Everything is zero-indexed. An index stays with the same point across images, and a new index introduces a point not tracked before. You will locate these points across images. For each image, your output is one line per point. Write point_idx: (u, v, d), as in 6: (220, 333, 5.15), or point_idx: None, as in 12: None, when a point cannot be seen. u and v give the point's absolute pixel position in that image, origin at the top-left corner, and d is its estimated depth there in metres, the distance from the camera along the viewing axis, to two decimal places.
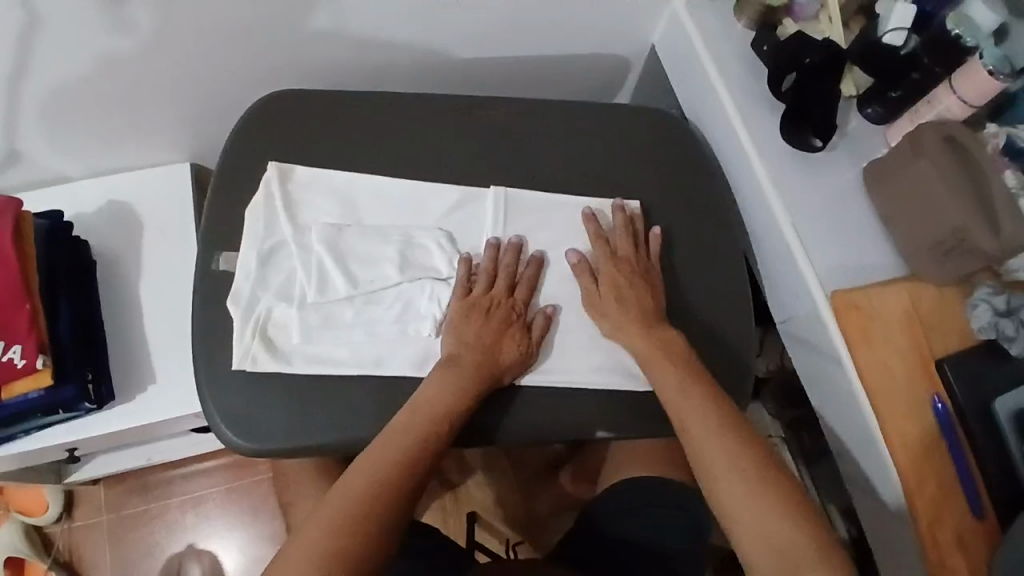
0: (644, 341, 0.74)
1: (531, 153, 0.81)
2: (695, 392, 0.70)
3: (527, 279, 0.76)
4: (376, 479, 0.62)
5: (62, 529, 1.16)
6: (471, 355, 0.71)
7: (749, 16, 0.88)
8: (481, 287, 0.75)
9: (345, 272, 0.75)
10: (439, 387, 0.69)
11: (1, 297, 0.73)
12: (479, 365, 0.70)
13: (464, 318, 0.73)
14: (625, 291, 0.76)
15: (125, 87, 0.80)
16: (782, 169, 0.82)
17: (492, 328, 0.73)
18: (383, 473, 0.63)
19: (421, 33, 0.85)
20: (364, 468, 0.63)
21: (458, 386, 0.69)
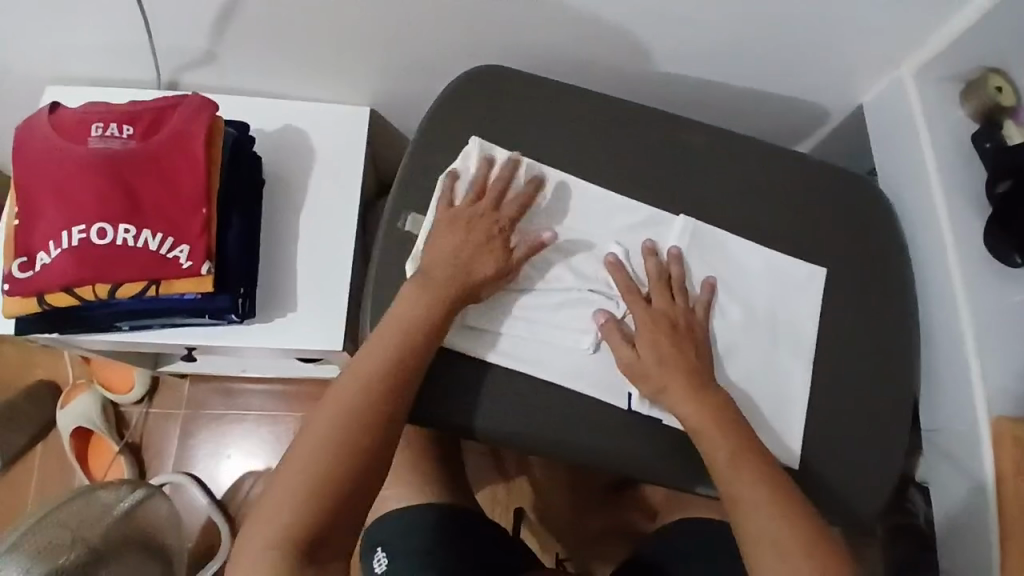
0: (671, 352, 0.71)
1: (726, 189, 0.79)
2: (708, 416, 0.68)
3: (522, 197, 0.74)
4: (374, 379, 0.65)
5: (138, 411, 1.19)
6: (443, 272, 0.69)
7: (977, 104, 0.82)
8: (464, 203, 0.73)
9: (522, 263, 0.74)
10: (409, 307, 0.67)
11: (183, 196, 0.75)
12: (451, 270, 0.69)
13: (446, 229, 0.71)
14: (661, 327, 0.72)
15: (340, 17, 0.80)
16: (973, 276, 0.78)
17: (471, 243, 0.70)
18: (365, 387, 0.64)
19: (644, 35, 0.82)
20: (352, 378, 0.65)
21: (424, 301, 0.68)
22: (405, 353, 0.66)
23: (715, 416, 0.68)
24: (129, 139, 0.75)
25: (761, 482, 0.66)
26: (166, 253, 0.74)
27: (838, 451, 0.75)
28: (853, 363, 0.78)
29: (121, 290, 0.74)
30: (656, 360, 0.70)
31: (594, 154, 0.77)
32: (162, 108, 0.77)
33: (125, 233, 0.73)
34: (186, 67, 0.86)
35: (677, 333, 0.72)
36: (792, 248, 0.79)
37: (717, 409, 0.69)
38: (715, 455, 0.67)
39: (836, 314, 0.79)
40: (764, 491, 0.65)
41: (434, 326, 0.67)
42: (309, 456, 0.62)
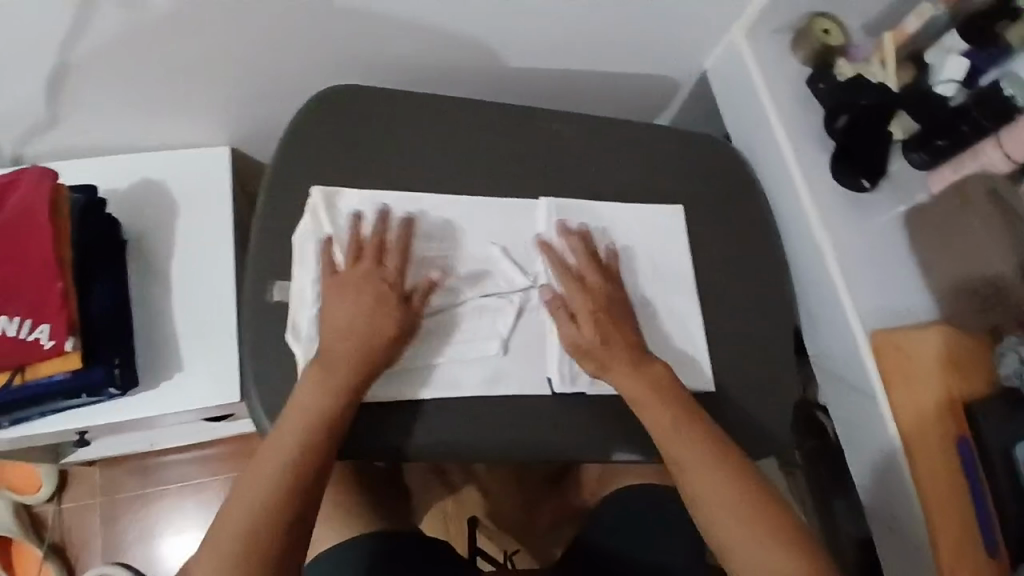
0: (612, 330, 0.73)
1: (584, 168, 0.82)
2: (647, 387, 0.71)
3: (394, 244, 0.72)
4: (292, 452, 0.62)
5: (52, 510, 1.12)
6: (342, 347, 0.66)
7: (805, 52, 0.88)
8: (345, 266, 0.70)
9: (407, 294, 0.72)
10: (307, 396, 0.64)
11: (33, 274, 0.71)
12: (361, 347, 0.66)
13: (335, 300, 0.68)
14: (598, 318, 0.73)
15: (177, 65, 0.78)
16: (830, 209, 0.83)
17: (365, 308, 0.68)
18: (284, 461, 0.62)
19: (482, 36, 0.85)
20: (269, 454, 0.62)
21: (328, 385, 0.64)
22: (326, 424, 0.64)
23: (653, 387, 0.71)
24: None
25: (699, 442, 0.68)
26: (26, 335, 0.70)
27: (737, 396, 0.79)
28: (735, 313, 0.82)
29: None
30: (627, 382, 0.71)
31: (452, 157, 0.78)
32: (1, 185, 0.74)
33: None
34: (25, 140, 0.83)
35: (617, 319, 0.74)
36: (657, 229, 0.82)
37: (656, 380, 0.71)
38: (654, 422, 0.69)
39: (709, 271, 0.83)
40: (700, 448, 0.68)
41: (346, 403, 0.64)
42: (244, 496, 0.61)
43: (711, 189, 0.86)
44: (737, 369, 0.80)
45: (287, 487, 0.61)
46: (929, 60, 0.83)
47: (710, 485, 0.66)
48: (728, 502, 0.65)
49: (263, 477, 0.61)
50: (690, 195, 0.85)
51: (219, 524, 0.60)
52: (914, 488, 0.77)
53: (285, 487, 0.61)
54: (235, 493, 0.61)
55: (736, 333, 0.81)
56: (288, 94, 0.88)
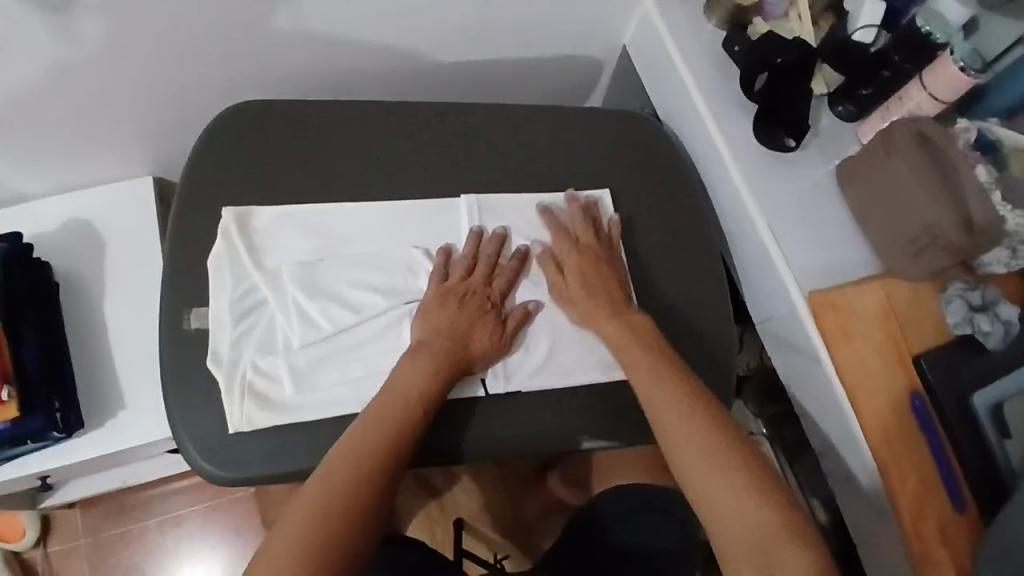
0: (597, 282, 0.76)
1: (504, 160, 0.81)
2: (650, 373, 0.69)
3: (508, 271, 0.76)
4: (346, 483, 0.60)
5: (40, 554, 1.13)
6: (440, 342, 0.70)
7: (719, 16, 0.87)
8: (459, 274, 0.75)
9: (324, 308, 0.72)
10: (405, 373, 0.68)
11: None
12: (439, 380, 0.68)
13: (438, 305, 0.72)
14: (586, 262, 0.77)
15: (82, 102, 0.78)
16: (757, 172, 0.82)
17: (466, 316, 0.72)
18: (338, 494, 0.60)
19: (386, 37, 0.84)
20: (315, 488, 0.60)
21: (388, 418, 0.65)
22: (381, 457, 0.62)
23: (654, 372, 0.69)
24: None
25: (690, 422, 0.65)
26: None
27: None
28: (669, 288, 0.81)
29: None
30: (639, 371, 0.70)
31: (364, 163, 0.78)
32: None
33: None
34: None
35: (600, 267, 0.77)
36: (578, 214, 0.81)
37: (656, 365, 0.70)
38: (657, 408, 0.67)
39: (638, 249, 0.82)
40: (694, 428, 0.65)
41: (408, 437, 0.65)
42: (286, 547, 0.57)
43: (635, 166, 0.85)
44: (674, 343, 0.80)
45: (333, 542, 0.58)
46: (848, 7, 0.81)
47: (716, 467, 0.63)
48: (724, 486, 0.62)
49: (308, 508, 0.59)
50: (613, 174, 0.84)
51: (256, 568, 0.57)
52: (869, 449, 0.74)
53: (331, 538, 0.58)
54: (274, 545, 0.57)
55: (674, 309, 0.81)
56: (204, 119, 0.88)
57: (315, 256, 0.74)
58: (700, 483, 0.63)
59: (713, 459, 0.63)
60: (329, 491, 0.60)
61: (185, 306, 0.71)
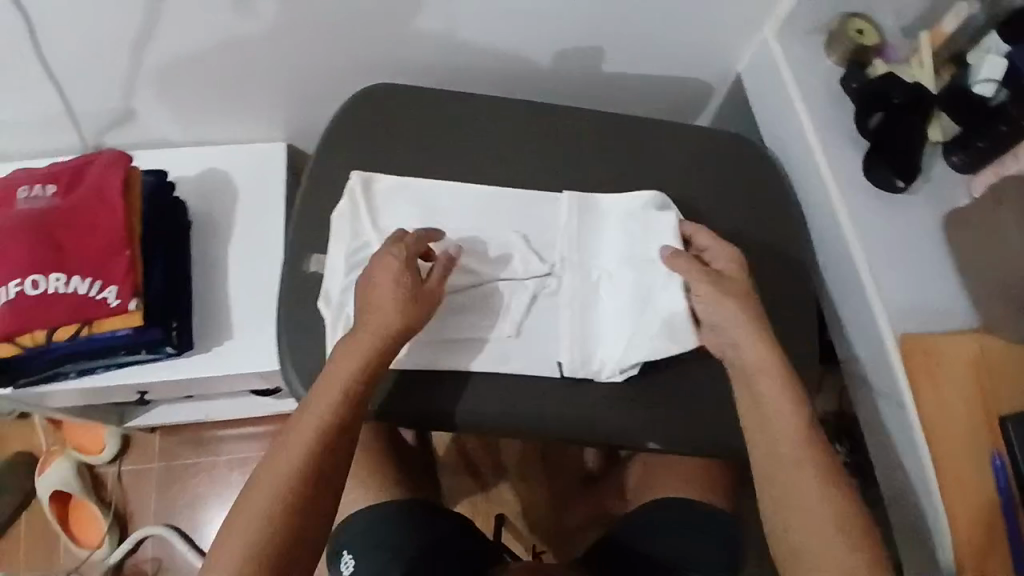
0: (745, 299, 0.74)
1: (610, 166, 0.86)
2: (780, 384, 0.71)
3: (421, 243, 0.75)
4: (294, 471, 0.66)
5: (113, 471, 1.22)
6: (367, 321, 0.71)
7: (840, 53, 0.88)
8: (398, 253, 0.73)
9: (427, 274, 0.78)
10: (342, 354, 0.70)
11: (105, 241, 0.80)
12: (358, 379, 0.70)
13: (376, 280, 0.72)
14: (741, 296, 0.75)
15: (238, 66, 0.87)
16: (861, 210, 0.82)
17: (396, 290, 0.71)
18: (286, 483, 0.66)
19: (516, 40, 0.89)
20: (273, 476, 0.66)
21: (326, 403, 0.69)
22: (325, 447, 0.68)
23: (785, 385, 0.71)
24: (53, 196, 0.82)
25: (805, 446, 0.69)
26: (95, 294, 0.79)
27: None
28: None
29: (57, 333, 0.79)
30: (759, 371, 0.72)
31: (480, 150, 0.84)
32: (82, 164, 0.84)
33: (57, 281, 0.79)
34: (107, 131, 0.94)
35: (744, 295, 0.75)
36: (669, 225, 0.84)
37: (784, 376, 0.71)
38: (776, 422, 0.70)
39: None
40: (805, 451, 0.69)
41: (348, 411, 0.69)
42: (263, 498, 0.65)
43: (733, 188, 0.88)
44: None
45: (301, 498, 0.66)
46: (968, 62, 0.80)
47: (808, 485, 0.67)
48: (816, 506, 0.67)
49: (260, 496, 0.65)
50: (709, 193, 0.87)
51: (219, 547, 0.64)
52: (941, 499, 0.72)
53: (299, 491, 0.66)
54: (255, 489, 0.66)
55: None
56: (339, 96, 0.96)
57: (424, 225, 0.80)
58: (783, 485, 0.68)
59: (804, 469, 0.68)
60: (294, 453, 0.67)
61: (303, 252, 0.79)
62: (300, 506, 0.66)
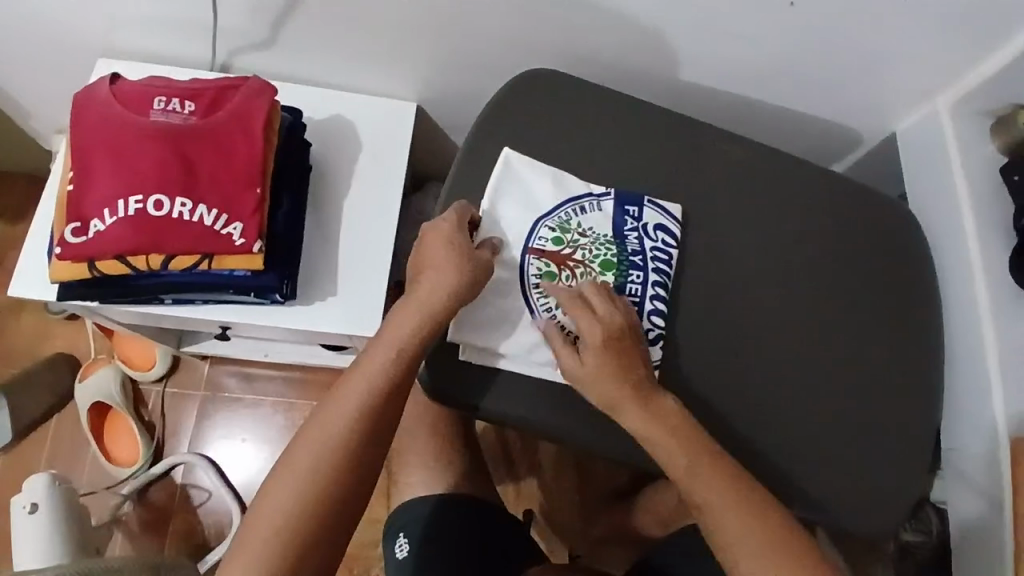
0: (598, 361, 0.70)
1: (758, 202, 0.84)
2: (662, 430, 0.69)
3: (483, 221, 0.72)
4: (343, 428, 0.65)
5: (157, 390, 1.20)
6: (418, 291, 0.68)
7: (1005, 140, 0.85)
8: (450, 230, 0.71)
9: (564, 274, 0.77)
10: (399, 323, 0.68)
11: (236, 175, 0.77)
12: (409, 351, 0.67)
13: (426, 256, 0.70)
14: (603, 348, 0.70)
15: (398, 12, 0.83)
16: (997, 302, 0.81)
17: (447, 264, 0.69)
18: (333, 440, 0.64)
19: (685, 50, 0.87)
20: (323, 429, 0.65)
21: (379, 364, 0.67)
22: (374, 408, 0.66)
23: (669, 430, 0.69)
24: (190, 116, 0.78)
25: (721, 482, 0.68)
26: (220, 228, 0.76)
27: (848, 456, 0.79)
28: (863, 379, 0.82)
29: (173, 261, 0.76)
30: (612, 393, 0.69)
31: (635, 159, 0.82)
32: (224, 88, 0.80)
33: (182, 206, 0.76)
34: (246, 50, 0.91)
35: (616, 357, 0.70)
36: (804, 277, 0.83)
37: (668, 420, 0.70)
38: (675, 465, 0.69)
39: (848, 330, 0.83)
40: (685, 451, 0.69)
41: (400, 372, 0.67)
42: (305, 464, 0.63)
43: (869, 250, 0.86)
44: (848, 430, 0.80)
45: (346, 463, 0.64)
46: None
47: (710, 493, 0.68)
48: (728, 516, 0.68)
49: (308, 449, 0.64)
50: (847, 251, 0.85)
51: (265, 495, 0.63)
52: None
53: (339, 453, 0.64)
54: (294, 453, 0.64)
55: (867, 397, 0.81)
56: (486, 67, 0.92)
57: (568, 224, 0.79)
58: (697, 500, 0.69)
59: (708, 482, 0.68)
60: (334, 416, 0.65)
61: None
62: (343, 471, 0.64)
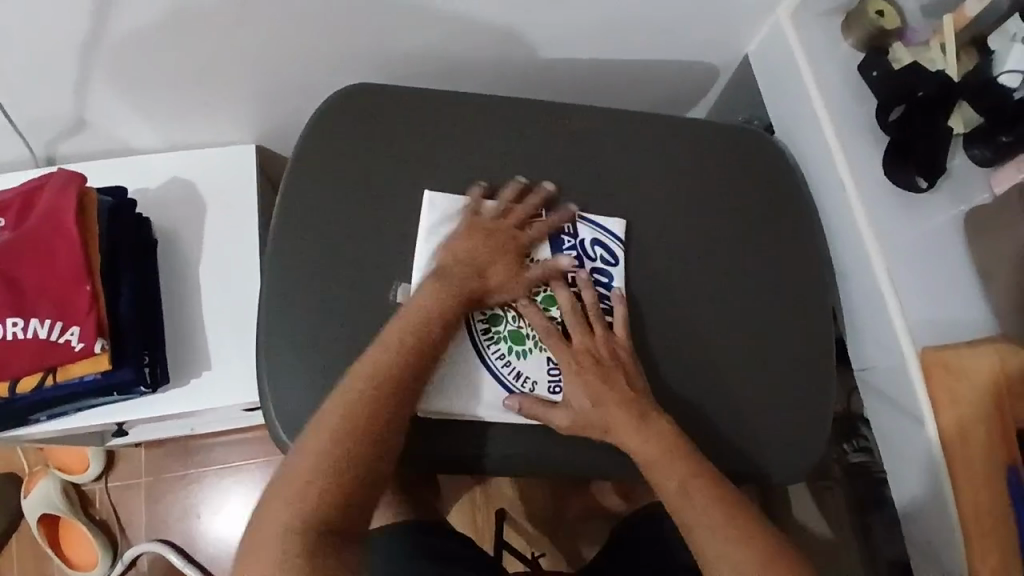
0: (601, 388, 0.69)
1: (609, 166, 0.79)
2: (654, 443, 0.67)
3: (478, 201, 0.75)
4: (302, 493, 0.60)
5: (101, 487, 1.19)
6: (455, 277, 0.70)
7: (857, 35, 0.80)
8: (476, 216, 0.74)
9: (510, 314, 0.73)
10: (342, 394, 0.64)
11: (62, 277, 0.74)
12: (372, 399, 0.64)
13: (450, 245, 0.72)
14: (586, 366, 0.70)
15: (195, 65, 0.79)
16: (877, 208, 0.77)
17: (489, 248, 0.73)
18: (295, 503, 0.60)
19: (501, 31, 0.82)
20: (282, 498, 0.60)
21: (335, 424, 0.63)
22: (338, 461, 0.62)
23: (665, 446, 0.67)
24: (5, 230, 0.75)
25: (711, 499, 0.66)
26: (56, 337, 0.72)
27: (757, 406, 0.76)
28: (761, 324, 0.78)
29: (21, 383, 0.73)
30: (620, 420, 0.68)
31: (468, 155, 0.77)
32: (30, 190, 0.77)
33: (13, 326, 0.72)
34: (58, 139, 0.87)
35: (605, 372, 0.70)
36: (679, 236, 0.78)
37: (664, 437, 0.68)
38: (667, 486, 0.67)
39: (732, 275, 0.79)
40: (694, 480, 0.66)
41: (369, 416, 0.64)
42: (316, 457, 0.62)
43: (738, 183, 0.81)
44: (753, 378, 0.76)
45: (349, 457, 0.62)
46: (993, 48, 0.73)
47: (716, 532, 0.65)
48: (734, 554, 0.64)
49: (268, 524, 0.59)
50: (715, 193, 0.80)
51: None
52: (957, 519, 0.70)
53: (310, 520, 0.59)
54: (295, 466, 0.62)
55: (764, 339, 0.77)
56: (311, 94, 0.89)
57: None
58: (707, 542, 0.65)
59: (714, 518, 0.65)
60: (307, 472, 0.61)
61: (285, 285, 0.72)
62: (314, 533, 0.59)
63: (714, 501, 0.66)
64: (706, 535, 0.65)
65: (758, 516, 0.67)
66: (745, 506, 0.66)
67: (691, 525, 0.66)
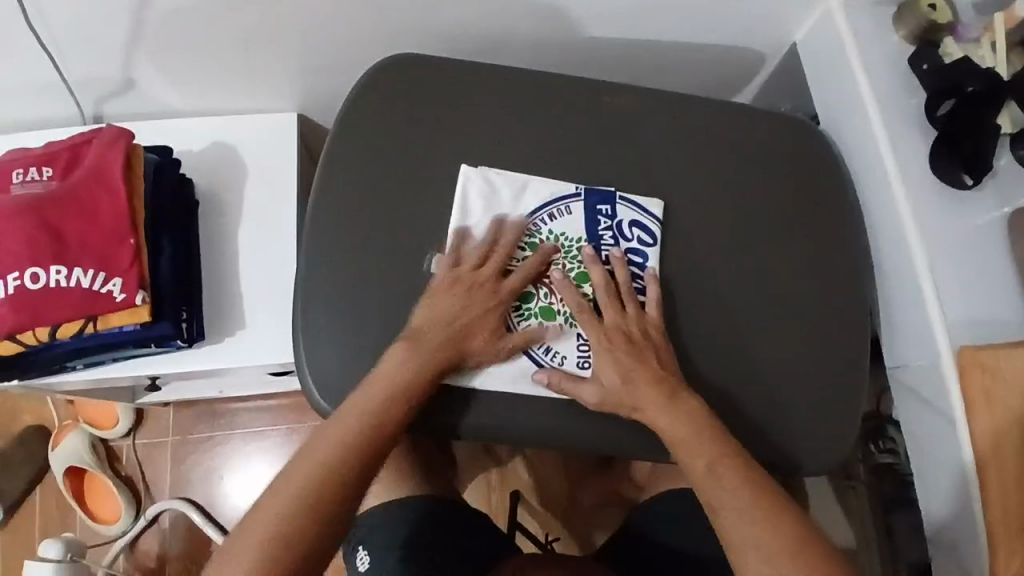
0: (632, 365, 0.70)
1: (649, 148, 0.79)
2: (683, 423, 0.68)
3: (502, 253, 0.74)
4: (310, 479, 0.64)
5: (127, 444, 1.22)
6: (436, 333, 0.69)
7: (908, 28, 0.79)
8: (470, 263, 0.73)
9: (542, 291, 0.74)
10: (369, 394, 0.67)
11: (108, 228, 0.76)
12: (404, 401, 0.67)
13: (445, 289, 0.71)
14: (617, 344, 0.71)
15: (245, 30, 0.80)
16: (921, 202, 0.76)
17: (469, 308, 0.71)
18: (299, 489, 0.63)
19: (547, 9, 0.82)
20: (291, 478, 0.64)
21: (362, 421, 0.66)
22: (353, 458, 0.65)
23: (693, 425, 0.68)
24: (50, 180, 0.77)
25: (739, 479, 0.66)
26: (99, 287, 0.74)
27: (786, 396, 0.75)
28: (794, 314, 0.77)
29: (61, 329, 0.74)
30: (650, 398, 0.69)
31: (509, 130, 0.77)
32: (78, 144, 0.79)
33: (58, 273, 0.74)
34: (107, 98, 0.89)
35: (637, 349, 0.71)
36: (715, 220, 0.78)
37: (693, 417, 0.69)
38: (693, 465, 0.67)
39: (768, 263, 0.78)
40: (722, 460, 0.67)
41: (394, 420, 0.67)
42: (329, 449, 0.65)
43: (779, 171, 0.81)
44: (783, 369, 0.76)
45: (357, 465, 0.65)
46: None
47: (743, 512, 0.65)
48: (759, 537, 0.64)
49: (273, 503, 0.63)
50: (755, 181, 0.80)
51: (236, 540, 0.62)
52: (986, 521, 0.68)
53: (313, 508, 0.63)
54: (311, 452, 0.65)
55: (797, 328, 0.77)
56: (355, 65, 0.89)
57: (537, 236, 0.76)
58: (733, 523, 0.65)
59: (742, 500, 0.66)
60: (324, 457, 0.65)
61: (324, 247, 0.74)
62: (314, 520, 0.63)
63: (741, 482, 0.66)
64: (732, 515, 0.66)
65: (786, 500, 0.67)
66: (773, 490, 0.67)
67: (718, 506, 0.66)
